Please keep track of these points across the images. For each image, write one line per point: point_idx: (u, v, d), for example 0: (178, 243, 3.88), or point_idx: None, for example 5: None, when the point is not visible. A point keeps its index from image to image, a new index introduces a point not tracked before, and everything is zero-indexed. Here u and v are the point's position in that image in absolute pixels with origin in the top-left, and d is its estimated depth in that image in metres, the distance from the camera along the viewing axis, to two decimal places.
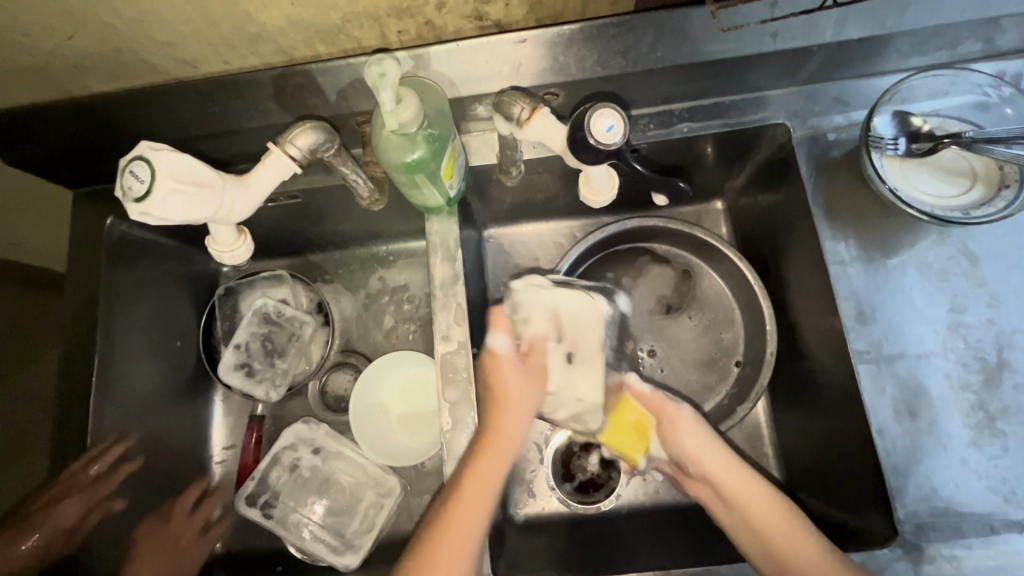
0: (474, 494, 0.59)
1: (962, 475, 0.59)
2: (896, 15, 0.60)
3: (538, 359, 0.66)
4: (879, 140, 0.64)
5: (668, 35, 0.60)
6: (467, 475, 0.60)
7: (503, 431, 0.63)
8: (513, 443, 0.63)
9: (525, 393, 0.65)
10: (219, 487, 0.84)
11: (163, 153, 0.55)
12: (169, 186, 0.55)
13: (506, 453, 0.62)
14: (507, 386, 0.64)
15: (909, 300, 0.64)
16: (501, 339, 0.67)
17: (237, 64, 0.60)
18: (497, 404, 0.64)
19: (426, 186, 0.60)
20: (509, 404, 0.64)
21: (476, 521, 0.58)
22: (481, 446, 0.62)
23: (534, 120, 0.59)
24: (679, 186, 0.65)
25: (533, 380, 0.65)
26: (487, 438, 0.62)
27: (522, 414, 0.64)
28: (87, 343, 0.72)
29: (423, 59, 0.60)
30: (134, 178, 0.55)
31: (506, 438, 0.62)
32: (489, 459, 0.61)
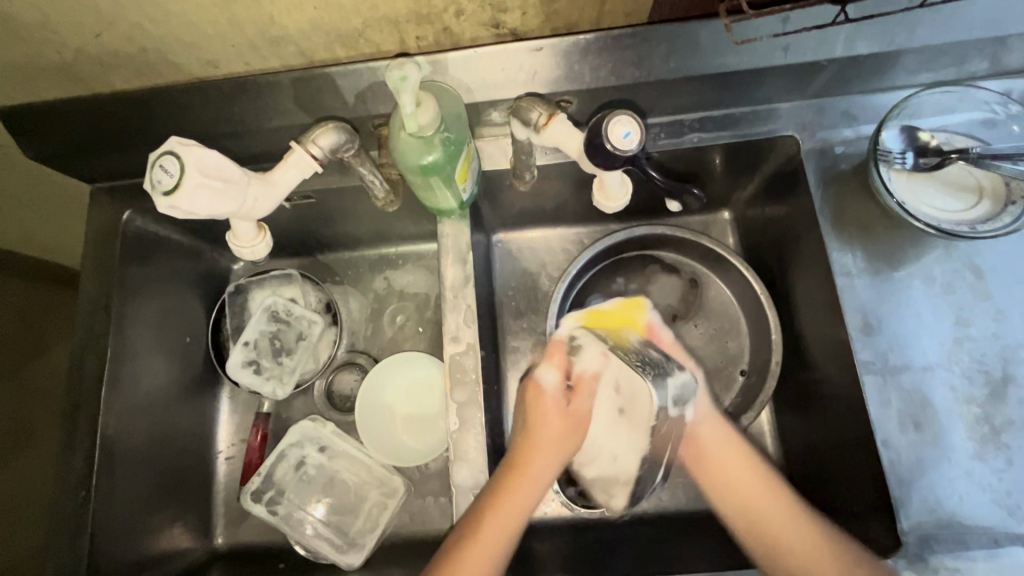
0: (492, 542, 0.58)
1: (966, 487, 0.59)
2: (905, 32, 0.61)
3: (583, 404, 0.66)
4: (887, 155, 0.65)
5: (679, 47, 0.61)
6: (490, 511, 0.60)
7: (532, 473, 0.63)
8: (540, 488, 0.63)
9: (560, 440, 0.65)
10: (225, 482, 0.85)
11: (191, 148, 0.56)
12: (195, 181, 0.55)
13: (530, 499, 0.62)
14: (544, 430, 0.65)
15: (915, 313, 0.64)
16: (551, 374, 0.67)
17: (259, 66, 0.62)
18: (529, 446, 0.64)
19: (440, 188, 0.61)
20: (539, 448, 0.64)
21: (491, 561, 0.58)
22: (508, 483, 0.62)
23: (551, 126, 0.60)
24: (695, 194, 0.68)
25: (574, 424, 0.66)
26: (515, 478, 0.62)
27: (552, 461, 0.64)
28: (101, 337, 0.73)
29: (441, 65, 0.62)
30: (162, 172, 0.55)
31: (534, 479, 0.63)
32: (515, 496, 0.61)
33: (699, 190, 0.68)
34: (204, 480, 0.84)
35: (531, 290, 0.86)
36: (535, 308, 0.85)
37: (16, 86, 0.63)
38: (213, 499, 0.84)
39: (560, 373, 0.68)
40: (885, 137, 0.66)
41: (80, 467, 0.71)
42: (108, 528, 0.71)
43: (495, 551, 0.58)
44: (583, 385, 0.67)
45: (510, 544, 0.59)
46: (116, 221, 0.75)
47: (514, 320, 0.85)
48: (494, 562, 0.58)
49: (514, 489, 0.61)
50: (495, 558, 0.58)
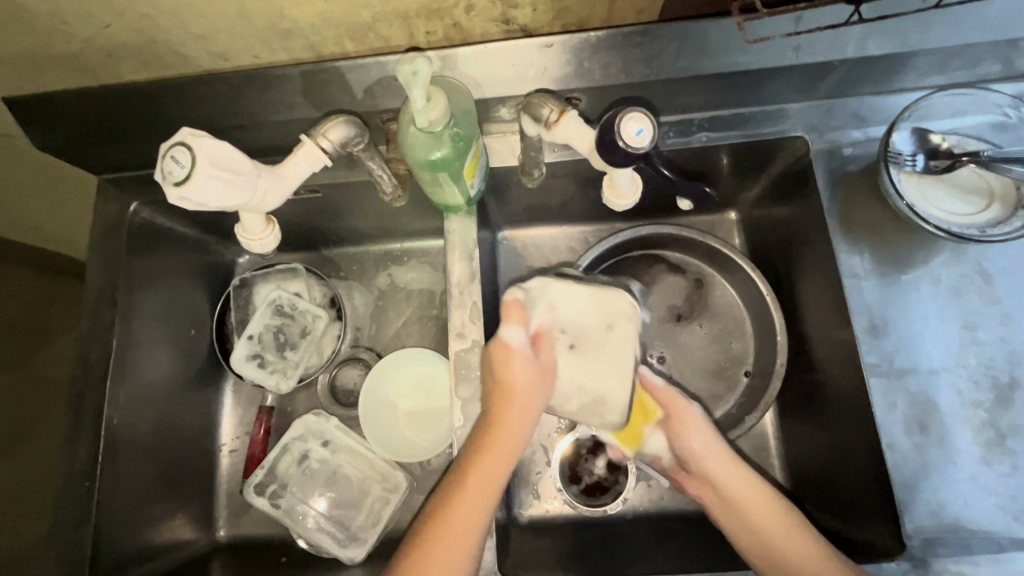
0: (474, 499, 0.58)
1: (971, 491, 0.59)
2: (917, 34, 0.61)
3: (548, 352, 0.64)
4: (898, 157, 0.65)
5: (690, 46, 0.61)
6: (468, 476, 0.59)
7: (506, 435, 0.60)
8: (515, 449, 0.61)
9: (532, 396, 0.62)
10: (228, 475, 0.85)
11: (202, 140, 0.56)
12: (205, 172, 0.55)
13: (510, 455, 0.60)
14: (516, 385, 0.61)
15: (922, 316, 0.64)
16: (514, 330, 0.63)
17: (267, 59, 0.62)
18: (501, 403, 0.61)
19: (448, 184, 0.61)
20: (513, 406, 0.61)
21: (475, 519, 0.57)
22: (484, 445, 0.60)
23: (562, 123, 0.59)
24: (705, 192, 0.66)
25: (538, 378, 0.62)
26: (489, 441, 0.60)
27: (529, 411, 0.61)
28: (106, 329, 0.73)
29: (450, 60, 0.61)
30: (173, 162, 0.55)
31: (512, 436, 0.61)
32: (491, 459, 0.59)
33: (708, 186, 0.66)
34: (207, 473, 0.84)
35: None
36: None
37: (24, 76, 0.62)
38: (216, 492, 0.84)
39: (524, 330, 0.64)
40: (897, 139, 0.65)
41: (84, 459, 0.71)
42: (111, 520, 0.72)
43: (475, 516, 0.57)
44: (542, 337, 0.64)
45: (493, 502, 0.59)
46: (122, 213, 0.76)
47: None
48: (475, 526, 0.57)
49: (489, 452, 0.60)
50: (480, 517, 0.58)
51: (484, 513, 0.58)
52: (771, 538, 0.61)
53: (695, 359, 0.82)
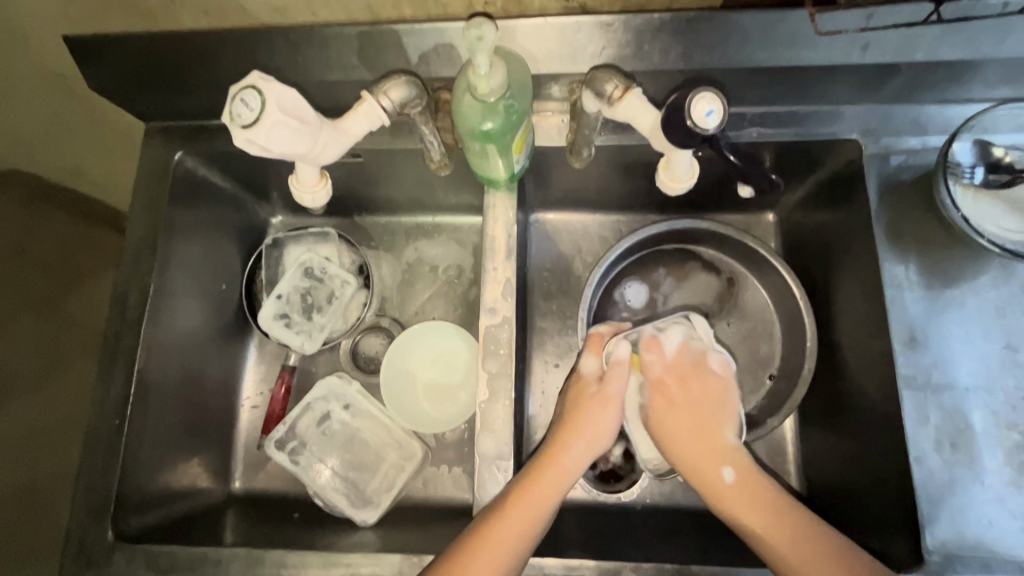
0: (521, 516, 0.59)
1: (997, 513, 0.58)
2: (992, 42, 0.59)
3: (615, 387, 0.67)
4: (957, 168, 0.64)
5: (753, 36, 0.60)
6: (515, 497, 0.60)
7: (561, 464, 0.63)
8: (566, 480, 0.62)
9: (597, 430, 0.65)
10: (248, 428, 0.86)
11: (272, 84, 0.56)
12: (277, 117, 0.55)
13: (562, 482, 0.62)
14: (577, 421, 0.66)
15: (964, 332, 0.63)
16: (590, 362, 0.69)
17: (325, 17, 0.62)
18: (565, 434, 0.65)
19: (495, 156, 0.61)
20: (571, 439, 0.65)
21: (519, 538, 0.58)
22: (536, 468, 0.62)
23: (626, 100, 0.59)
24: (770, 178, 0.64)
25: (606, 409, 0.66)
26: (542, 469, 0.62)
27: (588, 449, 0.65)
28: (145, 274, 0.75)
29: (509, 31, 0.60)
30: (243, 105, 0.55)
31: (566, 467, 0.63)
32: (547, 481, 0.61)
33: (774, 174, 0.64)
34: (227, 424, 0.85)
35: (565, 273, 0.86)
36: (567, 291, 0.85)
37: (86, 15, 0.63)
38: (233, 443, 0.86)
39: (599, 360, 0.69)
40: (957, 150, 0.64)
41: (117, 398, 0.73)
42: (137, 459, 0.73)
43: (518, 536, 0.58)
44: (614, 372, 0.67)
45: (539, 525, 0.59)
46: (167, 161, 0.77)
47: (544, 300, 0.85)
48: (515, 547, 0.57)
49: (542, 476, 0.61)
50: (523, 537, 0.58)
51: (528, 538, 0.58)
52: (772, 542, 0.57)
53: None
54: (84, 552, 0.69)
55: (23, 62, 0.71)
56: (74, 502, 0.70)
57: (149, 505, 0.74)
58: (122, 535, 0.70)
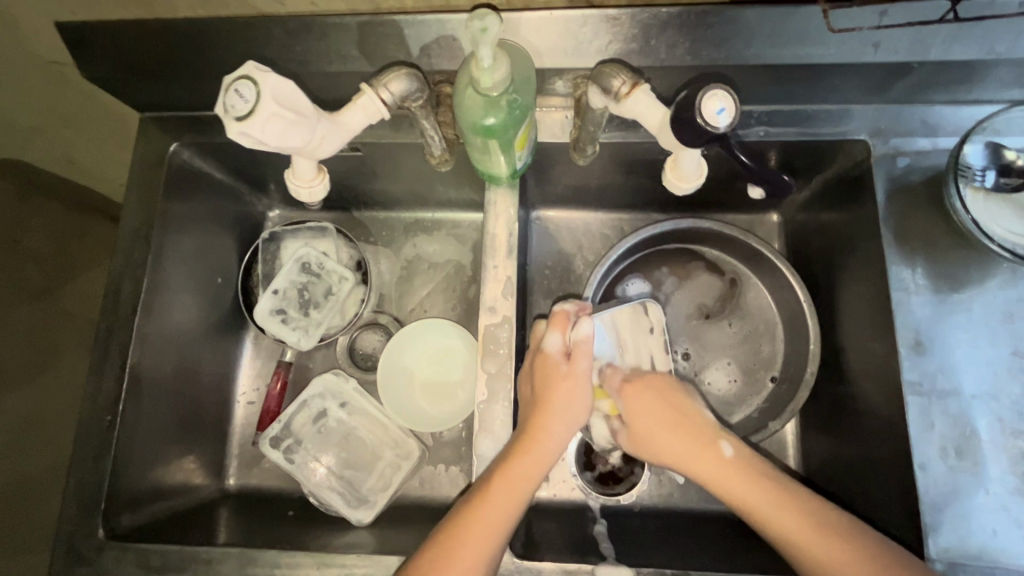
0: (500, 499, 0.57)
1: (1001, 521, 0.57)
2: (1006, 42, 0.58)
3: (582, 363, 0.63)
4: (967, 170, 0.63)
5: (763, 32, 0.58)
6: (495, 481, 0.58)
7: (538, 446, 0.60)
8: (547, 460, 0.60)
9: (574, 407, 0.62)
10: (243, 424, 0.85)
11: (269, 75, 0.54)
12: (272, 110, 0.54)
13: (540, 463, 0.60)
14: (550, 396, 0.62)
15: (971, 338, 0.62)
16: (554, 338, 0.64)
17: (324, 7, 0.60)
18: (540, 410, 0.61)
19: (497, 153, 0.60)
20: (551, 417, 0.61)
21: (499, 521, 0.57)
22: (515, 450, 0.60)
23: (633, 96, 0.58)
24: (782, 179, 0.61)
25: (578, 387, 0.62)
26: (520, 451, 0.60)
27: (565, 424, 0.61)
28: (138, 267, 0.73)
29: (512, 24, 0.59)
30: (238, 96, 0.53)
31: (543, 447, 0.60)
32: (524, 461, 0.59)
33: (788, 176, 0.61)
34: (222, 420, 0.84)
35: (566, 272, 0.85)
36: (567, 290, 0.84)
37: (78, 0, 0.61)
38: (228, 440, 0.85)
39: (563, 337, 0.65)
40: (968, 152, 0.62)
41: (108, 393, 0.71)
42: (130, 455, 0.72)
43: (500, 521, 0.57)
44: (580, 349, 0.63)
45: (518, 507, 0.58)
46: (163, 153, 0.75)
47: (544, 299, 0.84)
48: (497, 531, 0.56)
49: (520, 455, 0.59)
50: (503, 521, 0.57)
51: (508, 519, 0.57)
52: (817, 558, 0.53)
53: (721, 358, 0.81)
54: (74, 550, 0.68)
55: (15, 49, 0.69)
56: (64, 498, 0.69)
57: (141, 502, 0.73)
58: (112, 532, 0.69)
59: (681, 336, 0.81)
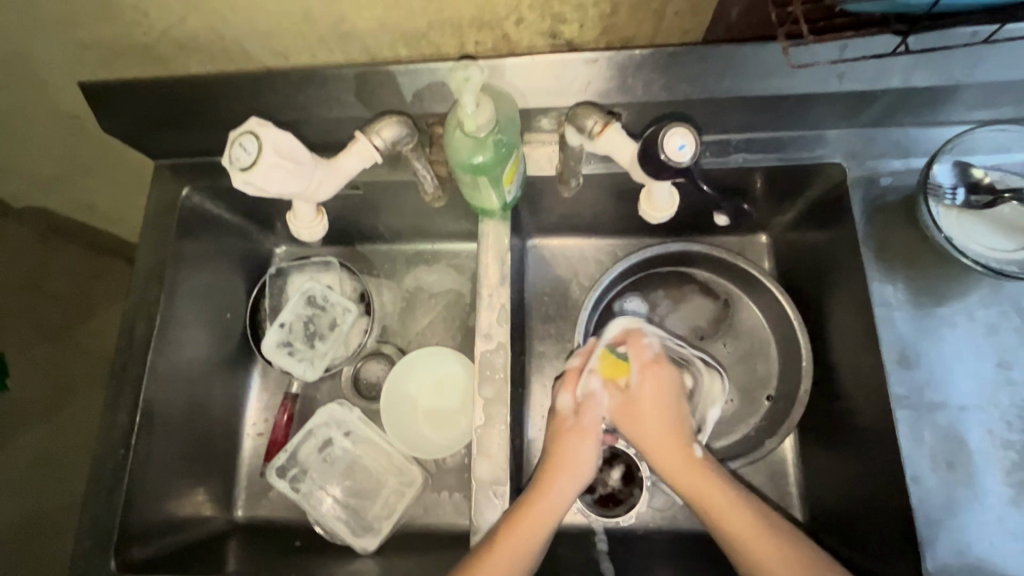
0: (509, 551, 0.58)
1: (998, 534, 0.57)
2: (965, 68, 0.61)
3: (591, 414, 0.69)
4: (938, 189, 0.65)
5: (733, 67, 0.62)
6: (505, 533, 0.59)
7: (548, 498, 0.63)
8: (554, 515, 0.62)
9: (579, 465, 0.67)
10: (252, 454, 0.88)
11: (270, 128, 0.59)
12: (274, 160, 0.58)
13: (549, 518, 0.62)
14: (564, 457, 0.67)
15: (955, 352, 0.63)
16: (564, 398, 0.71)
17: (324, 59, 0.65)
18: (552, 469, 0.66)
19: (486, 189, 0.63)
20: (560, 472, 0.66)
21: (506, 571, 0.57)
22: (525, 505, 0.62)
23: (606, 134, 0.62)
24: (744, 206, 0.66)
25: (585, 441, 0.68)
26: (532, 504, 0.62)
27: (571, 485, 0.65)
28: (152, 305, 0.77)
29: (497, 69, 0.63)
30: (242, 150, 0.58)
31: (550, 504, 0.63)
32: (535, 513, 0.61)
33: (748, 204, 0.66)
34: (230, 452, 0.86)
35: (562, 297, 0.87)
36: (564, 315, 0.86)
37: (101, 63, 0.67)
38: (237, 472, 0.87)
39: (570, 394, 0.71)
40: (937, 171, 0.65)
41: (122, 427, 0.74)
42: (142, 488, 0.74)
43: (509, 570, 0.57)
44: (587, 404, 0.70)
45: (524, 563, 0.59)
46: (175, 197, 0.80)
47: (542, 324, 0.86)
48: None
49: (532, 508, 0.62)
50: (510, 574, 0.58)
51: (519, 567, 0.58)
52: None
53: (719, 378, 0.82)
54: None
55: (42, 106, 0.75)
56: (78, 532, 0.71)
57: (152, 536, 0.75)
58: (125, 563, 0.71)
59: None
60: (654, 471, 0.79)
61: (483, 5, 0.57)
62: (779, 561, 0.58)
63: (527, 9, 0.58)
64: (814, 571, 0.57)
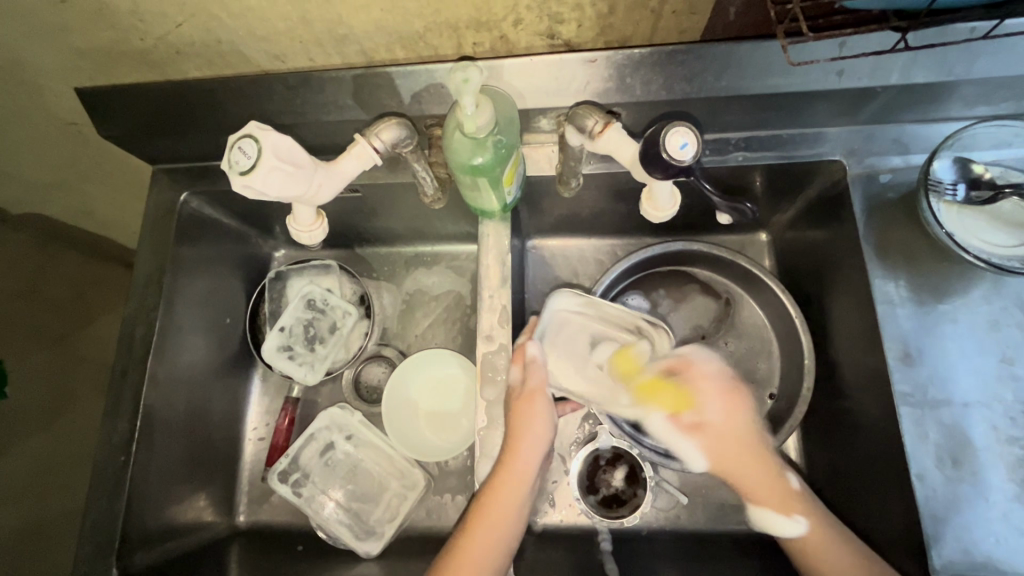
0: (488, 525, 0.60)
1: (1004, 530, 0.57)
2: (963, 64, 0.61)
3: (537, 376, 0.65)
4: (938, 185, 0.65)
5: (732, 66, 0.62)
6: (480, 508, 0.61)
7: (514, 465, 0.62)
8: (523, 479, 0.62)
9: (538, 425, 0.63)
10: (254, 459, 0.87)
11: (269, 132, 0.59)
12: (272, 164, 0.58)
13: (519, 484, 0.61)
14: (519, 418, 0.63)
15: (958, 349, 0.63)
16: (513, 372, 0.66)
17: (322, 62, 0.65)
18: (513, 432, 0.63)
19: (487, 190, 0.63)
20: (518, 452, 0.62)
21: (490, 543, 0.59)
22: (493, 476, 0.62)
23: (607, 134, 0.61)
24: (746, 208, 0.65)
25: (535, 404, 0.63)
26: (499, 475, 0.61)
27: (537, 444, 0.63)
28: (150, 311, 0.77)
29: (496, 71, 0.63)
30: (241, 154, 0.58)
31: (518, 470, 0.62)
32: (502, 484, 0.61)
33: (752, 205, 0.65)
34: (231, 458, 0.86)
35: None
36: None
37: (98, 69, 0.67)
38: (238, 477, 0.86)
39: (518, 365, 0.66)
40: (937, 167, 0.65)
41: (122, 434, 0.73)
42: (143, 495, 0.74)
43: (488, 548, 0.59)
44: (533, 370, 0.65)
45: (507, 531, 0.60)
46: (173, 202, 0.80)
47: None
48: (491, 552, 0.59)
49: (500, 479, 0.61)
50: (499, 543, 0.60)
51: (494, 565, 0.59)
52: (810, 547, 0.62)
53: None
54: None
55: (39, 112, 0.74)
56: (78, 540, 0.70)
57: (154, 543, 0.74)
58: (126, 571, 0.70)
59: None
60: (657, 471, 0.78)
61: (481, 6, 0.57)
62: (779, 502, 0.65)
63: (525, 10, 0.58)
64: (806, 509, 0.64)
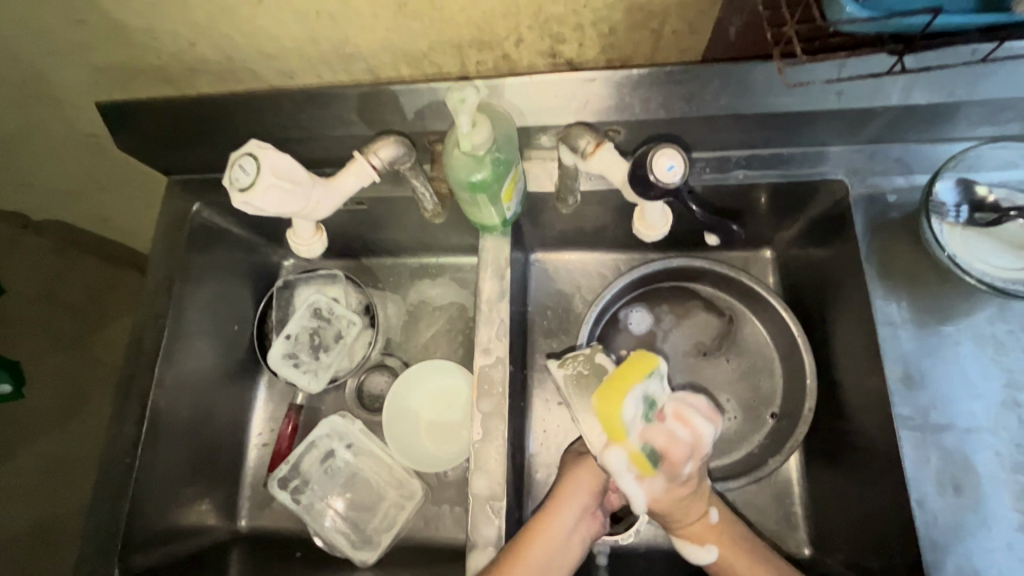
0: (530, 553, 0.61)
1: (1007, 560, 0.56)
2: (965, 84, 0.61)
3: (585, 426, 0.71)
4: (941, 207, 0.65)
5: (729, 86, 0.63)
6: (525, 539, 0.63)
7: (560, 511, 0.66)
8: (564, 525, 0.65)
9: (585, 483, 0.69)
10: (256, 464, 0.89)
11: (268, 150, 0.61)
12: (270, 181, 0.60)
13: (561, 529, 0.65)
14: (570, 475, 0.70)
15: (962, 372, 0.62)
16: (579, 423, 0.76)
17: (329, 79, 0.67)
18: (561, 486, 0.69)
19: (486, 206, 0.64)
20: (559, 506, 0.66)
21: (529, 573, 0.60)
22: (538, 516, 0.66)
23: (598, 154, 0.63)
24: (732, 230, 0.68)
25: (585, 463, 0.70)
26: (544, 514, 0.66)
27: (580, 500, 0.68)
28: (159, 318, 0.79)
29: (497, 89, 0.64)
30: (241, 171, 0.59)
31: (561, 514, 0.66)
32: (547, 523, 0.65)
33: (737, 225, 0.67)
34: (234, 463, 0.87)
35: (564, 311, 0.87)
36: (566, 330, 0.86)
37: (117, 84, 0.70)
38: (241, 482, 0.88)
39: None
40: (940, 189, 0.65)
41: (128, 437, 0.76)
42: (147, 498, 0.76)
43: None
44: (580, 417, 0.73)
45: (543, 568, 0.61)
46: (185, 212, 0.82)
47: (544, 338, 0.86)
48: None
49: (545, 517, 0.65)
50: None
51: None
52: None
53: (722, 395, 0.81)
54: None
55: (60, 125, 0.78)
56: (82, 540, 0.73)
57: (155, 547, 0.76)
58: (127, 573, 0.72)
59: (680, 374, 0.82)
60: None
61: (482, 26, 0.58)
62: None
63: (525, 30, 0.59)
64: None
